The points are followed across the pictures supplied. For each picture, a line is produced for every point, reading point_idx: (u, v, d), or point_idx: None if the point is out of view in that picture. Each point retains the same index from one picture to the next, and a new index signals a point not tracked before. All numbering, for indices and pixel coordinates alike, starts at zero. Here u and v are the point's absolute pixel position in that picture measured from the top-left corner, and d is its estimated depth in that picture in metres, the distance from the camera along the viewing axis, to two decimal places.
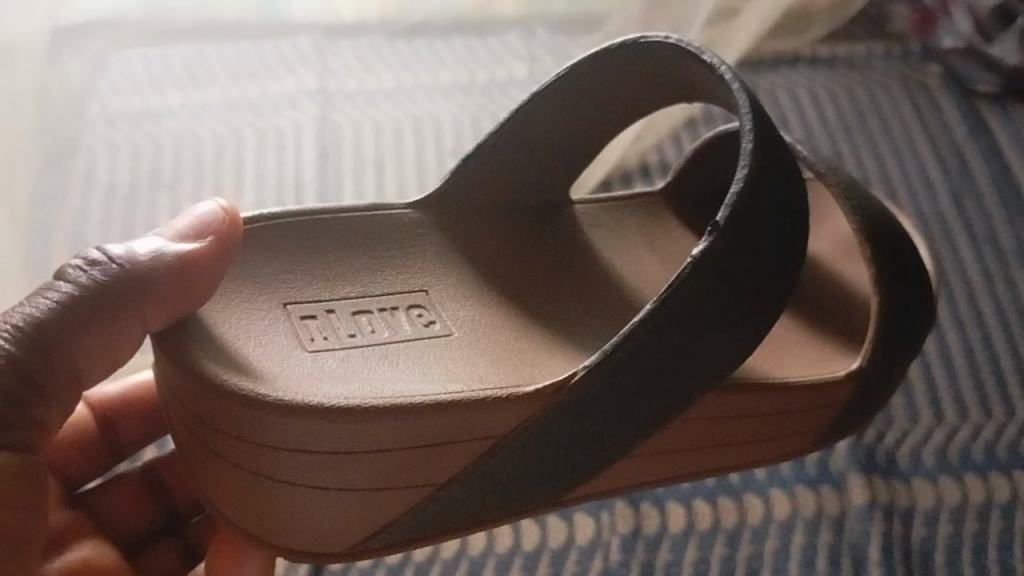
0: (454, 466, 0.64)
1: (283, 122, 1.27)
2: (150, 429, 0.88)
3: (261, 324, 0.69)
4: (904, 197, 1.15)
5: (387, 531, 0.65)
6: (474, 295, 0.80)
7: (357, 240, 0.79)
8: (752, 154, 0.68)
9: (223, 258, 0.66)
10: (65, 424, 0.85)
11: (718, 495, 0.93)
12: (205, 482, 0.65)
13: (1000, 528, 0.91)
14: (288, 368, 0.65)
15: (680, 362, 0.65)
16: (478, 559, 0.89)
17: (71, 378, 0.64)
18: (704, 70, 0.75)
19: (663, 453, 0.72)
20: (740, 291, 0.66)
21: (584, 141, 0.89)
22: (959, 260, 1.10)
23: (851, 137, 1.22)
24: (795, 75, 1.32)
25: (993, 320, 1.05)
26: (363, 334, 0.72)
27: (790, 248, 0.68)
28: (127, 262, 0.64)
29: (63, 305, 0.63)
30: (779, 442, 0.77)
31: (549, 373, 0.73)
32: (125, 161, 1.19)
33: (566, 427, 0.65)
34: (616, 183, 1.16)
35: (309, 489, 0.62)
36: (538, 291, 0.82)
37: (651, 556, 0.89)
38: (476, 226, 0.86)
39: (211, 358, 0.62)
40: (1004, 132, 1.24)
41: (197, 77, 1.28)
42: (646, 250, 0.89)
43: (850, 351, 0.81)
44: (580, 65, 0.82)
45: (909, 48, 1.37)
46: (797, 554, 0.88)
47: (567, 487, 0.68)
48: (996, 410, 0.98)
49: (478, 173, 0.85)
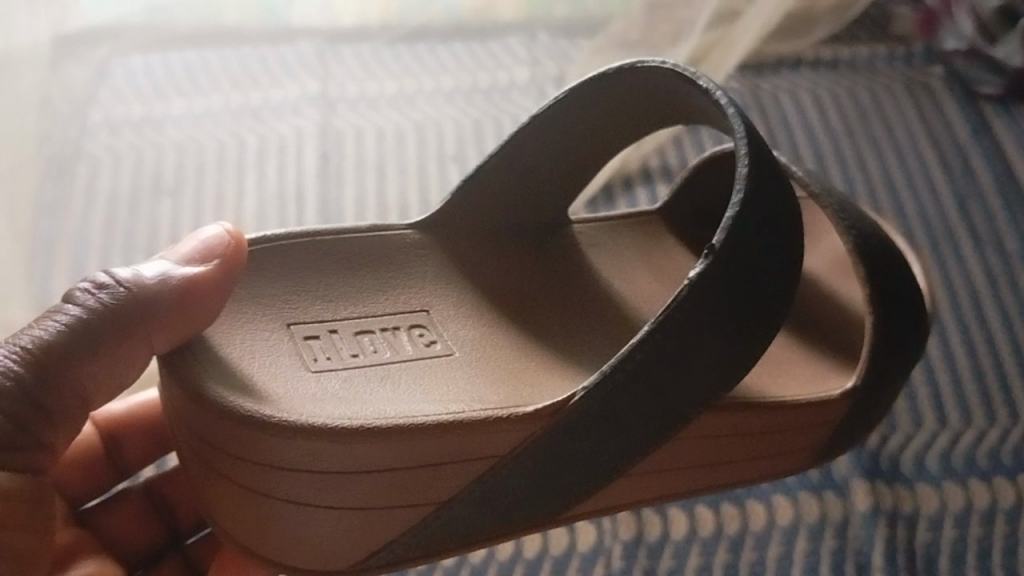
0: (456, 483, 0.64)
1: (286, 130, 1.25)
2: (156, 448, 0.87)
3: (265, 346, 0.69)
4: (908, 199, 1.15)
5: (389, 549, 0.65)
6: (473, 315, 0.79)
7: (357, 262, 0.79)
8: (747, 176, 0.67)
9: (230, 279, 0.67)
10: (71, 445, 0.84)
11: (721, 501, 0.92)
12: (209, 502, 0.65)
13: (1005, 532, 0.90)
14: (291, 390, 0.65)
15: (684, 381, 0.65)
16: (481, 566, 0.89)
17: (78, 400, 0.63)
18: (701, 96, 0.74)
19: (663, 470, 0.71)
20: (742, 312, 0.66)
21: (584, 160, 0.89)
22: (963, 262, 1.09)
23: (854, 139, 1.22)
24: (798, 77, 1.31)
25: (997, 323, 1.04)
26: (365, 354, 0.72)
27: (791, 267, 0.68)
28: (135, 285, 0.64)
29: (72, 329, 0.62)
30: (776, 459, 0.77)
31: (550, 393, 0.73)
32: (126, 169, 1.19)
33: (568, 446, 0.65)
34: (618, 188, 1.16)
35: (311, 509, 0.62)
36: (537, 309, 0.82)
37: (654, 562, 0.88)
38: (476, 245, 0.86)
39: (216, 379, 0.62)
40: (1009, 133, 1.23)
41: (199, 85, 1.28)
42: (644, 267, 0.89)
43: (844, 371, 0.80)
44: (581, 86, 0.82)
45: (912, 49, 1.36)
46: (800, 561, 0.88)
47: (570, 504, 0.68)
48: (1000, 413, 0.98)
49: (482, 192, 0.85)
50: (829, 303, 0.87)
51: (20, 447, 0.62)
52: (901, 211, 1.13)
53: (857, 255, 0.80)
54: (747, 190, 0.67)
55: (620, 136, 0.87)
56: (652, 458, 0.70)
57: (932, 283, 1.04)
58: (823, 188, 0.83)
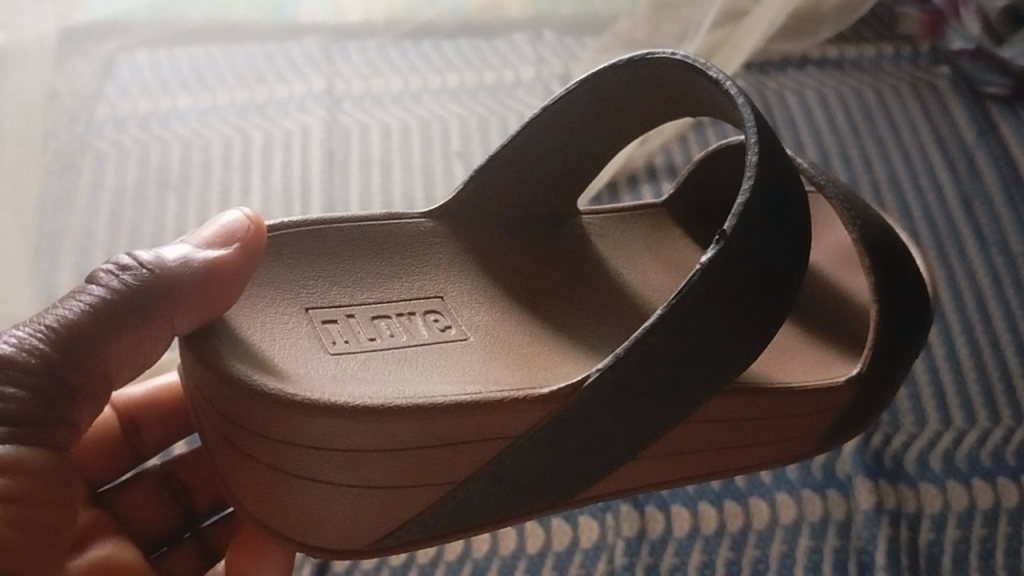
0: (471, 467, 0.64)
1: (291, 125, 1.25)
2: (173, 432, 0.88)
3: (284, 329, 0.69)
4: (913, 199, 1.15)
5: (404, 530, 0.65)
6: (487, 303, 0.80)
7: (374, 247, 0.79)
8: (758, 165, 0.67)
9: (250, 263, 0.67)
10: (89, 428, 0.85)
11: (724, 499, 0.92)
12: (228, 480, 0.65)
13: (1008, 533, 0.90)
14: (310, 370, 0.66)
15: (703, 362, 0.65)
16: (483, 562, 0.89)
17: (101, 380, 0.63)
18: (710, 86, 0.74)
19: (675, 455, 0.72)
20: (759, 294, 0.66)
21: (593, 153, 0.89)
22: (968, 262, 1.09)
23: (859, 139, 1.22)
24: (804, 76, 1.31)
25: (1002, 324, 1.04)
26: (382, 338, 0.72)
27: (803, 254, 0.69)
28: (157, 268, 0.64)
29: (96, 307, 0.62)
30: (782, 445, 0.77)
31: (564, 376, 0.73)
32: (133, 163, 1.19)
33: (582, 428, 0.65)
34: (623, 184, 1.16)
35: (328, 487, 0.62)
36: (550, 297, 0.82)
37: (656, 560, 0.88)
38: (490, 235, 0.86)
39: (236, 358, 0.62)
40: (1015, 134, 1.23)
41: (207, 82, 1.28)
42: (653, 260, 0.89)
43: (850, 360, 0.80)
44: (591, 79, 0.82)
45: (918, 50, 1.36)
46: (803, 559, 0.88)
47: (585, 486, 0.68)
48: (1004, 414, 0.97)
49: (495, 182, 0.85)
50: (835, 295, 0.87)
51: (46, 424, 0.60)
52: (906, 210, 1.13)
53: (862, 245, 0.79)
54: (760, 177, 0.67)
55: (626, 128, 0.87)
56: (664, 442, 0.70)
57: (936, 282, 1.04)
58: (830, 181, 0.83)
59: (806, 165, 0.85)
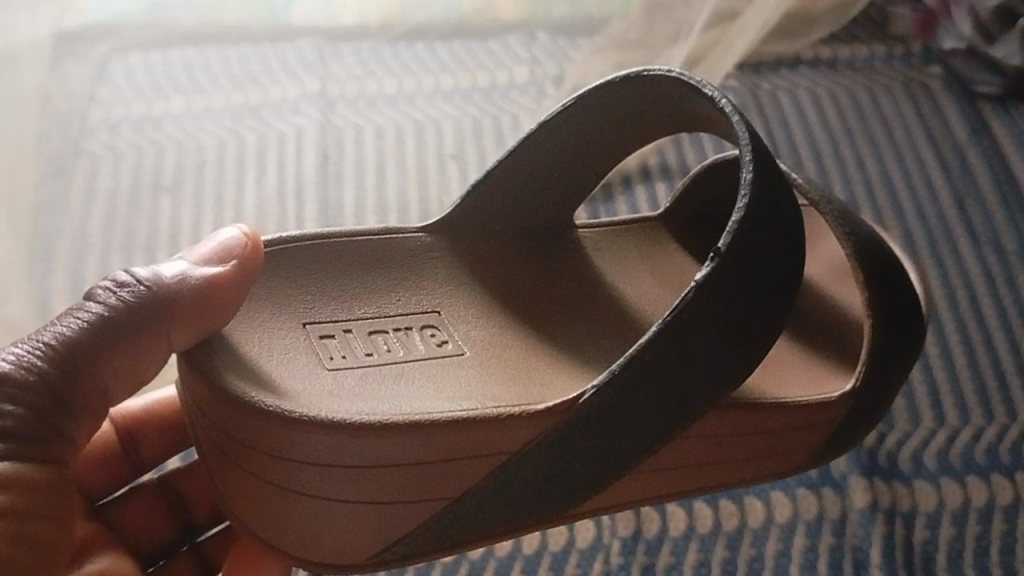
0: (467, 480, 0.65)
1: (285, 127, 1.25)
2: (172, 446, 0.88)
3: (281, 344, 0.69)
4: (906, 198, 1.15)
5: (401, 544, 0.65)
6: (484, 317, 0.80)
7: (372, 262, 0.79)
8: (752, 183, 0.68)
9: (248, 280, 0.67)
10: (89, 442, 0.85)
11: (720, 498, 0.92)
12: (225, 496, 0.65)
13: (1003, 531, 0.90)
14: (307, 387, 0.66)
15: (694, 375, 0.66)
16: (479, 562, 0.89)
17: (99, 397, 0.63)
18: (704, 102, 0.74)
19: (671, 470, 0.72)
20: (754, 311, 0.66)
21: (589, 168, 0.89)
22: (961, 261, 1.09)
23: (852, 139, 1.22)
24: (797, 76, 1.32)
25: (996, 322, 1.04)
26: (379, 353, 0.73)
27: (798, 271, 0.69)
28: (154, 284, 0.64)
29: (90, 327, 0.62)
30: (777, 459, 0.77)
31: (560, 392, 0.73)
32: (127, 166, 1.19)
33: (579, 444, 0.65)
34: (616, 185, 1.16)
35: (326, 503, 0.62)
36: (547, 312, 0.82)
37: (652, 559, 0.88)
38: (488, 249, 0.86)
39: (236, 374, 0.62)
40: (1007, 133, 1.24)
41: (201, 85, 1.28)
42: (649, 274, 0.89)
43: (846, 374, 0.80)
44: (588, 95, 0.82)
45: (911, 49, 1.36)
46: (799, 558, 0.88)
47: (582, 500, 0.68)
48: (997, 411, 0.98)
49: (495, 195, 0.85)
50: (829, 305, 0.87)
51: (45, 439, 0.61)
52: (899, 210, 1.14)
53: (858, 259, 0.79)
54: (755, 196, 0.67)
55: (622, 142, 0.87)
56: (660, 457, 0.70)
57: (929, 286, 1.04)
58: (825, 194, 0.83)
59: (801, 179, 0.85)
